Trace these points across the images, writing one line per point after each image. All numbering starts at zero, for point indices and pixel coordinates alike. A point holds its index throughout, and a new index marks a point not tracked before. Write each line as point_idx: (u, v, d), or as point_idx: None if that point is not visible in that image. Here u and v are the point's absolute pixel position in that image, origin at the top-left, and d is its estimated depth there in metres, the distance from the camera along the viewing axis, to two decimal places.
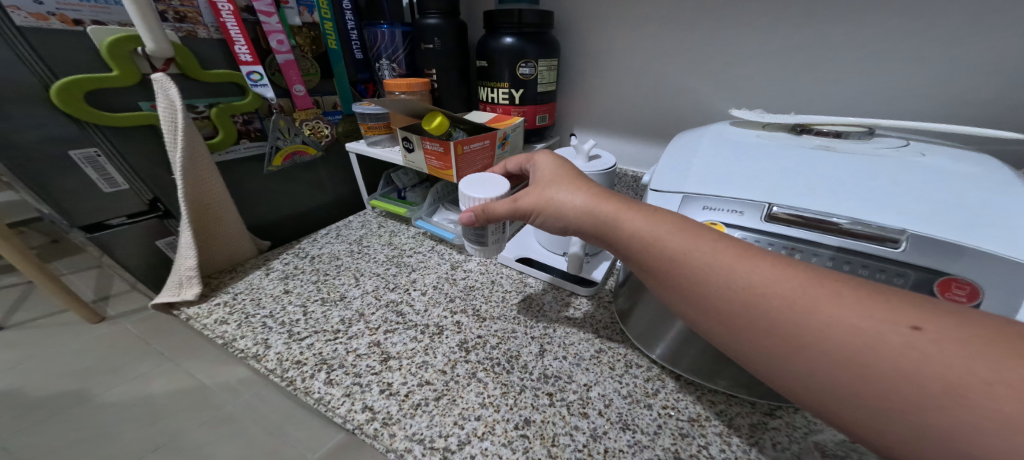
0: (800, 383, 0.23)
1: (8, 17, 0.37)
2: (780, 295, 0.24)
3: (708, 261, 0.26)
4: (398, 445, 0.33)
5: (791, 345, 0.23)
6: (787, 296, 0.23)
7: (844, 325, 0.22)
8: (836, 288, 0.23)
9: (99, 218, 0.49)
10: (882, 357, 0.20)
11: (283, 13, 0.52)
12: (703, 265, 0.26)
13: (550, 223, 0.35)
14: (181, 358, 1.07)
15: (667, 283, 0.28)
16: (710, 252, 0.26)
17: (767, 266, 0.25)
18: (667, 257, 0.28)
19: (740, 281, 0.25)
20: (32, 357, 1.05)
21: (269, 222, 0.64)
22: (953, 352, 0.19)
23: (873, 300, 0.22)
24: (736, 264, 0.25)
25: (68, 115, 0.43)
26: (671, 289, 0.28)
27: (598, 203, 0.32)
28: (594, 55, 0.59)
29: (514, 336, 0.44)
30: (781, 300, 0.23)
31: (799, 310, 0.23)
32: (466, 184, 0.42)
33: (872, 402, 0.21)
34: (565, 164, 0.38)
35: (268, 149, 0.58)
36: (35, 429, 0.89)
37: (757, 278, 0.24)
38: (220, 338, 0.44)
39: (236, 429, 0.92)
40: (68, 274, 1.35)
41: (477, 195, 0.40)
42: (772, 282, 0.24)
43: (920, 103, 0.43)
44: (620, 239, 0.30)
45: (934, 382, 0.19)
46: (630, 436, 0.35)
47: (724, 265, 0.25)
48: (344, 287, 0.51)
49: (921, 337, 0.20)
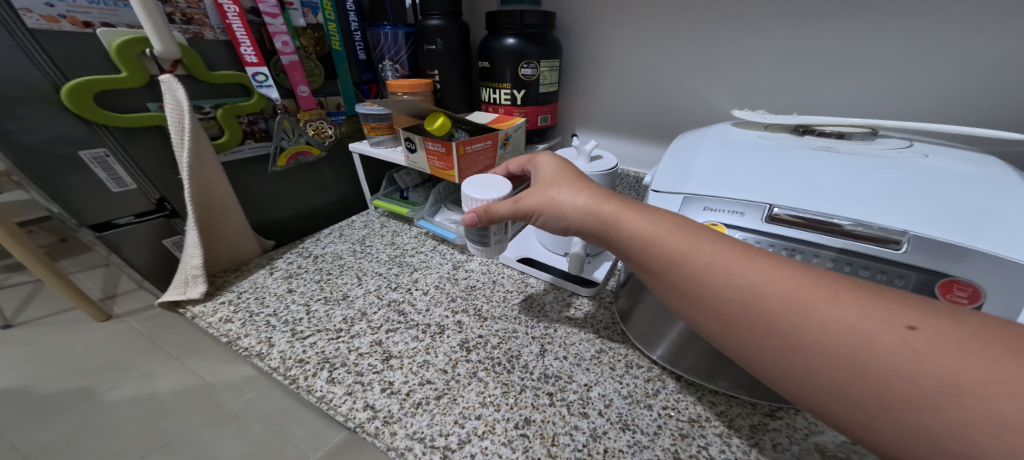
0: (801, 384, 0.23)
1: (20, 19, 0.38)
2: (778, 295, 0.24)
3: (707, 261, 0.26)
4: (399, 443, 0.34)
5: (789, 344, 0.23)
6: (786, 296, 0.23)
7: (842, 325, 0.21)
8: (834, 289, 0.23)
9: (107, 217, 0.50)
10: (877, 358, 0.20)
11: (287, 15, 0.52)
12: (701, 266, 0.26)
13: (552, 223, 0.35)
14: (186, 356, 1.08)
15: (667, 283, 0.28)
16: (709, 253, 0.26)
17: (765, 266, 0.25)
18: (666, 257, 0.28)
19: (739, 281, 0.25)
20: (40, 354, 1.07)
21: (273, 221, 0.65)
22: (949, 352, 0.19)
23: (870, 301, 0.22)
24: (735, 264, 0.25)
25: (77, 116, 0.43)
26: (670, 290, 0.28)
27: (598, 204, 0.32)
28: (595, 56, 0.60)
29: (515, 336, 0.45)
30: (780, 301, 0.23)
31: (797, 310, 0.23)
32: (469, 184, 0.42)
33: (867, 400, 0.21)
34: (566, 165, 0.38)
35: (273, 149, 0.58)
36: (42, 426, 0.90)
37: (755, 278, 0.24)
38: (225, 337, 0.44)
39: (240, 427, 0.93)
40: (76, 272, 1.37)
41: (478, 195, 0.40)
42: (770, 281, 0.24)
43: (923, 103, 0.43)
44: (619, 240, 0.30)
45: (931, 381, 0.19)
46: (629, 436, 0.35)
47: (723, 265, 0.26)
48: (346, 286, 0.52)
49: (916, 337, 0.20)
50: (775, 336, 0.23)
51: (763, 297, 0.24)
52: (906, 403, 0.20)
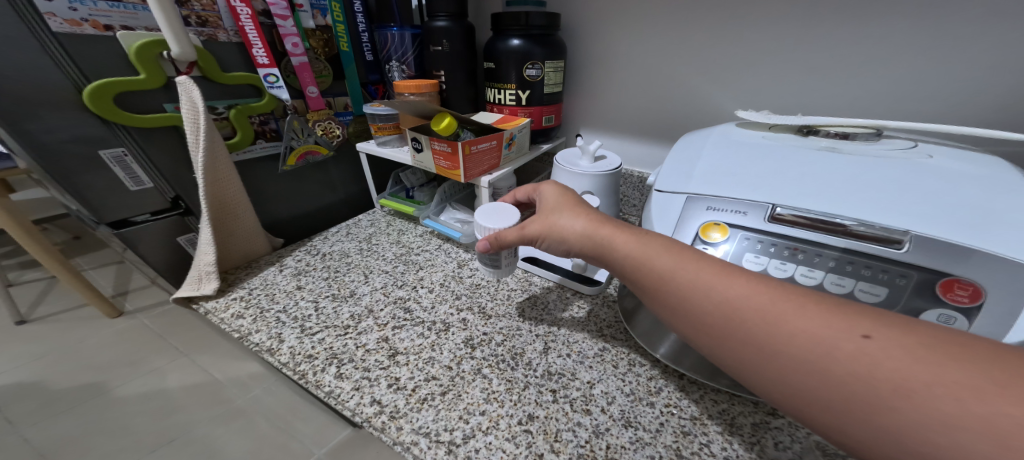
0: (782, 395, 0.23)
1: (45, 23, 0.39)
2: (755, 308, 0.24)
3: (690, 279, 0.27)
4: (405, 438, 0.34)
5: (767, 356, 0.23)
6: (761, 309, 0.24)
7: (808, 334, 0.22)
8: (801, 301, 0.23)
9: (124, 215, 0.51)
10: (840, 365, 0.21)
11: (297, 17, 0.54)
12: (688, 283, 0.27)
13: (553, 247, 0.36)
14: (195, 353, 1.10)
15: (657, 304, 0.28)
16: (693, 271, 0.27)
17: (744, 282, 0.25)
18: (655, 276, 0.28)
19: (719, 295, 0.25)
20: (54, 350, 1.09)
21: (282, 220, 0.66)
22: (902, 357, 0.20)
23: (833, 311, 0.22)
24: (716, 280, 0.26)
25: (97, 116, 0.45)
26: (662, 312, 0.28)
27: (593, 227, 0.33)
28: (599, 57, 0.60)
29: (519, 334, 0.45)
30: (756, 314, 0.24)
31: (770, 322, 0.23)
32: (482, 213, 0.42)
33: (841, 407, 0.21)
34: (567, 192, 0.39)
35: (283, 149, 0.60)
36: (55, 420, 0.92)
37: (734, 292, 0.25)
38: (236, 332, 0.46)
39: (247, 423, 0.94)
40: (89, 269, 1.40)
41: (490, 225, 0.41)
42: (748, 295, 0.25)
43: (927, 104, 0.43)
44: (612, 261, 0.31)
45: (886, 383, 0.19)
46: (632, 433, 0.35)
47: (705, 282, 0.26)
48: (354, 284, 0.53)
49: (870, 344, 0.20)
50: (752, 347, 0.24)
51: (739, 316, 0.24)
52: (867, 406, 0.20)
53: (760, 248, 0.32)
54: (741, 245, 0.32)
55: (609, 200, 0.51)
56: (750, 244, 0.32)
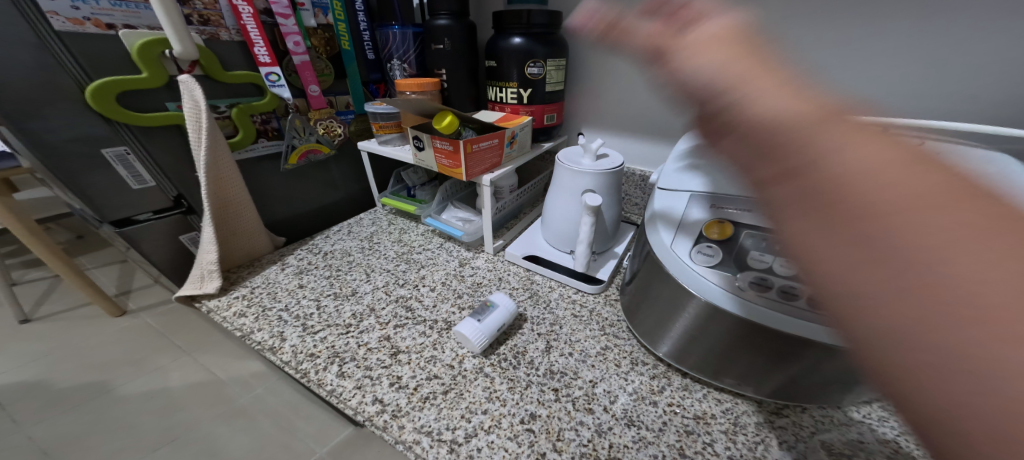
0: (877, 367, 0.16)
1: (47, 22, 0.39)
2: (926, 208, 0.15)
3: (836, 153, 0.18)
4: (407, 436, 0.34)
5: (887, 289, 0.15)
6: (931, 217, 0.15)
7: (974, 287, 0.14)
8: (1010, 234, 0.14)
9: (127, 214, 0.51)
10: (991, 347, 0.13)
11: (299, 15, 0.54)
12: (830, 161, 0.18)
13: None
14: (198, 352, 1.10)
15: (762, 163, 0.20)
16: (847, 142, 0.18)
17: (932, 179, 0.16)
18: (783, 146, 0.19)
19: (881, 180, 0.16)
20: (57, 348, 1.10)
21: (283, 219, 0.66)
22: None
23: None
24: (878, 158, 0.17)
25: (99, 115, 0.45)
26: (767, 183, 0.20)
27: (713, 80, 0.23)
28: (601, 54, 0.60)
29: (521, 332, 0.45)
30: (917, 225, 0.15)
31: (928, 241, 0.15)
32: (493, 311, 0.44)
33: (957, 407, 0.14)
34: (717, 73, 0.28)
35: (284, 147, 0.59)
36: (58, 419, 0.93)
37: (901, 189, 0.16)
38: (238, 331, 0.46)
39: (249, 422, 0.94)
40: (93, 268, 1.40)
41: (481, 328, 0.42)
42: (926, 197, 0.15)
43: (933, 101, 0.42)
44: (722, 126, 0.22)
45: None
46: (634, 432, 0.35)
47: (860, 160, 0.17)
48: (355, 282, 0.53)
49: None
50: (873, 273, 0.16)
51: (835, 188, 0.17)
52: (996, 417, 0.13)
53: (763, 245, 0.31)
54: (744, 242, 0.32)
55: (611, 199, 0.50)
56: (753, 241, 0.32)
